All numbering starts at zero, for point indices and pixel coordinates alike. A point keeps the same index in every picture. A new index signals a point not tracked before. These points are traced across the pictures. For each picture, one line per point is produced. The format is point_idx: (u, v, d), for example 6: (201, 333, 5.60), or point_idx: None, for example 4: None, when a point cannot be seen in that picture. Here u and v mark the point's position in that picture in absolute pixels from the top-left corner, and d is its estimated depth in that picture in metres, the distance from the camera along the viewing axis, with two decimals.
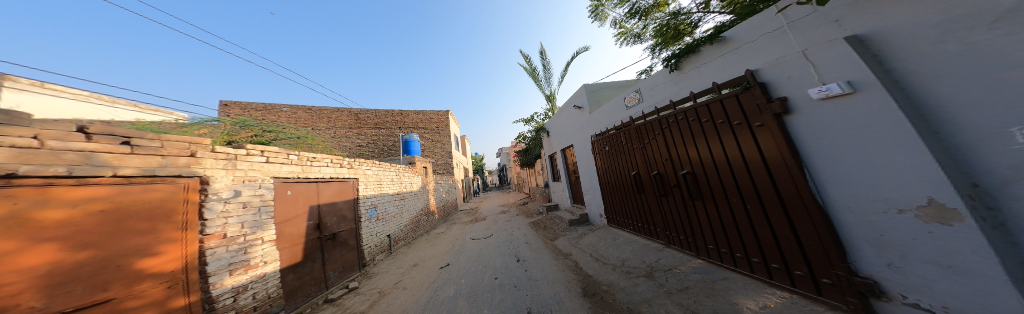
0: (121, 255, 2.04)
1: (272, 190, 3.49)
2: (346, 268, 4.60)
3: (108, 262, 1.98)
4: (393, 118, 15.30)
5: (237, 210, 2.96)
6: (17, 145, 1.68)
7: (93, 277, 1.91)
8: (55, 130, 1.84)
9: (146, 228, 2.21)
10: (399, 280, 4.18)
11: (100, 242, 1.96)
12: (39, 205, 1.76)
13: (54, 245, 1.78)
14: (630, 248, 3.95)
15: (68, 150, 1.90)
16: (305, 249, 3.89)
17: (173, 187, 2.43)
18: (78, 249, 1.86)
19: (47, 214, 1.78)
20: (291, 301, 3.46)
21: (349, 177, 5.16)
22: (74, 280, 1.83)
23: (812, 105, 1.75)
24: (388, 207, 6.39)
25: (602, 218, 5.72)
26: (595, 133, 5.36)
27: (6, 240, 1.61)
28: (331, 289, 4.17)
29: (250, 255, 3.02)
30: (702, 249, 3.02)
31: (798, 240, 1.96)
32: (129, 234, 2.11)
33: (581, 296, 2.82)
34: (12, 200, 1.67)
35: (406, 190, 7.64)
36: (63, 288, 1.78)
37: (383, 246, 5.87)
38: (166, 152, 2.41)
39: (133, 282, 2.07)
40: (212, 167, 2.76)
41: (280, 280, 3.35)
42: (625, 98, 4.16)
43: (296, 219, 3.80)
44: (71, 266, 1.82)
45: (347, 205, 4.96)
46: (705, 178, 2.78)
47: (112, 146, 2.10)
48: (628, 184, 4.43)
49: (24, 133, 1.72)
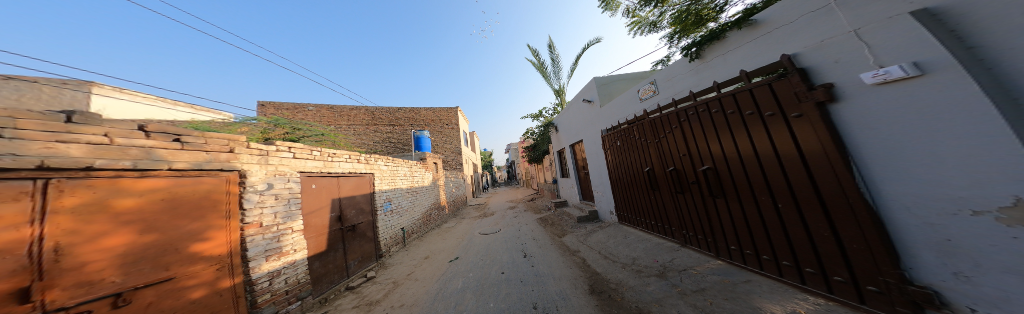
0: (178, 239, 2.31)
1: (299, 184, 3.75)
2: (364, 258, 4.89)
3: (169, 245, 2.25)
4: (406, 116, 15.77)
5: (269, 202, 3.22)
6: (93, 142, 1.93)
7: (157, 257, 2.18)
8: (120, 128, 2.09)
9: (196, 215, 2.48)
10: (412, 272, 4.38)
11: (161, 226, 2.23)
12: (116, 193, 2.02)
13: (128, 229, 2.04)
14: (642, 246, 3.85)
15: (132, 146, 2.14)
16: (329, 239, 4.18)
17: (217, 179, 2.70)
18: (146, 232, 2.13)
19: (120, 201, 2.03)
20: (318, 287, 3.76)
21: (366, 172, 5.42)
22: (142, 260, 2.09)
23: (861, 93, 1.57)
24: (402, 201, 6.64)
25: (613, 215, 5.59)
26: (606, 128, 5.21)
27: (91, 224, 1.89)
28: (351, 277, 4.46)
29: (283, 243, 3.30)
30: (722, 250, 2.87)
31: (839, 243, 1.80)
32: (184, 221, 2.39)
33: (589, 293, 2.80)
34: (92, 189, 1.92)
35: (418, 185, 7.90)
36: (136, 266, 2.05)
37: (397, 238, 6.15)
38: (209, 149, 2.68)
39: (189, 263, 2.35)
40: (247, 162, 3.03)
41: (308, 267, 3.62)
42: (639, 91, 3.99)
43: (319, 211, 4.07)
44: (140, 247, 2.09)
45: (365, 198, 5.23)
46: (728, 175, 2.63)
47: (167, 143, 2.37)
48: (639, 181, 4.32)
49: (96, 131, 1.96)
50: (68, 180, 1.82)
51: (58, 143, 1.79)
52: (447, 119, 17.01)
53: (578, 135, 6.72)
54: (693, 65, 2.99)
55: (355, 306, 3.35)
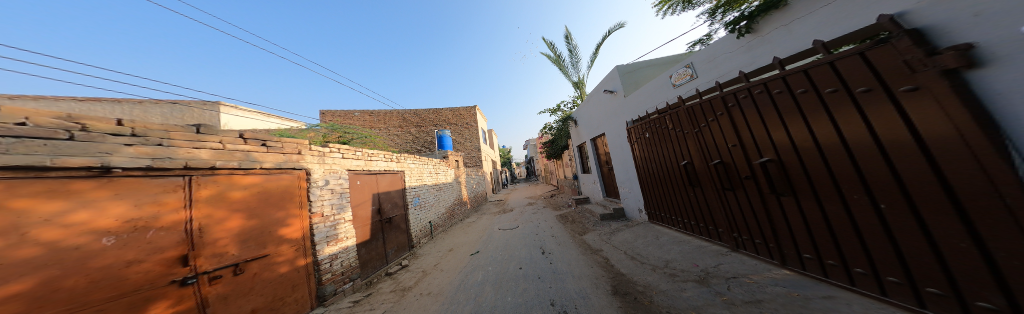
0: (269, 224, 2.93)
1: (347, 180, 4.27)
2: (398, 247, 5.38)
3: (264, 228, 2.88)
4: (430, 117, 16.71)
5: (328, 196, 3.77)
6: (214, 148, 2.59)
7: (259, 238, 2.82)
8: (229, 137, 2.73)
9: (281, 205, 3.10)
10: (438, 262, 4.71)
11: (259, 213, 2.86)
12: (230, 187, 2.66)
13: (238, 215, 2.68)
14: (678, 248, 3.49)
15: (237, 150, 2.78)
16: (372, 229, 4.70)
17: (292, 176, 3.29)
18: (250, 217, 2.78)
19: (233, 193, 2.67)
20: (365, 270, 4.29)
21: (398, 170, 5.92)
22: (250, 239, 2.74)
23: (1013, 54, 1.02)
24: (428, 196, 7.13)
25: (643, 213, 5.16)
26: (632, 119, 4.80)
27: (218, 210, 2.53)
28: (390, 263, 4.98)
29: (338, 231, 3.83)
30: (794, 258, 2.36)
31: (983, 259, 1.24)
32: (274, 210, 3.01)
33: (613, 294, 2.65)
34: (217, 183, 2.55)
35: (442, 181, 8.37)
36: (246, 243, 2.70)
37: (426, 231, 6.64)
38: (285, 151, 3.28)
39: (278, 243, 2.98)
40: (311, 162, 3.60)
41: (357, 253, 4.13)
42: (673, 76, 3.61)
43: (364, 204, 4.59)
44: (246, 229, 2.73)
45: (398, 193, 5.74)
46: (800, 168, 2.10)
47: (258, 147, 2.99)
48: (673, 177, 3.95)
49: (215, 139, 2.62)
50: (203, 176, 2.47)
51: (196, 149, 2.45)
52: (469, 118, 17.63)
53: (600, 128, 6.31)
54: (744, 41, 2.61)
55: (392, 291, 3.74)
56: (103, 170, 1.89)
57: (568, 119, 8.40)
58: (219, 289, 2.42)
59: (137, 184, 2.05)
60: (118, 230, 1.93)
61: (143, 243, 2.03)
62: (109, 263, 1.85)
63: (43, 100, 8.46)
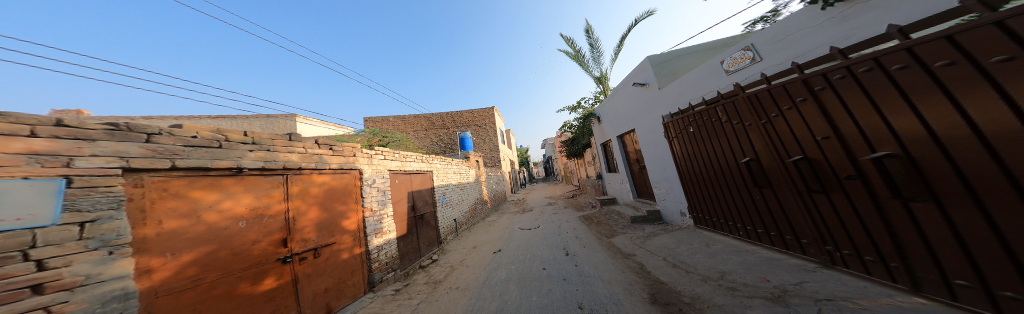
0: (336, 216, 3.47)
1: (389, 179, 4.77)
2: (428, 242, 5.76)
3: (332, 219, 3.41)
4: (454, 119, 17.53)
5: (375, 193, 4.25)
6: (302, 152, 3.15)
7: (329, 227, 3.36)
8: (311, 143, 3.29)
9: (344, 200, 3.64)
10: (464, 259, 4.92)
11: (329, 206, 3.41)
12: (310, 184, 3.22)
13: (317, 207, 3.24)
14: (738, 259, 2.96)
15: (316, 153, 3.34)
16: (408, 224, 5.14)
17: (349, 175, 3.83)
18: (324, 210, 3.33)
19: (313, 189, 3.23)
20: (403, 261, 4.71)
21: (428, 170, 6.37)
22: (324, 228, 3.28)
23: None
24: (453, 195, 7.51)
25: (687, 217, 4.59)
26: (670, 112, 4.30)
27: (303, 202, 3.09)
28: (422, 257, 5.37)
29: (382, 225, 4.28)
30: (937, 283, 1.61)
31: None
32: (339, 204, 3.55)
33: (650, 303, 2.41)
34: (302, 180, 3.12)
35: (466, 181, 8.73)
36: (322, 231, 3.24)
37: (452, 228, 7.01)
38: (346, 154, 3.81)
39: (341, 233, 3.50)
40: (363, 165, 4.12)
41: (396, 246, 4.56)
42: (726, 61, 3.17)
43: (401, 201, 5.06)
44: (322, 219, 3.28)
45: (428, 192, 6.18)
46: (948, 161, 1.40)
47: (328, 151, 3.52)
48: (726, 176, 3.46)
49: (302, 145, 3.19)
50: (295, 175, 3.04)
51: (291, 153, 3.01)
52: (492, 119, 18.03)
53: (628, 124, 5.80)
54: (831, 13, 2.16)
55: (426, 283, 4.03)
56: (237, 170, 2.48)
57: (591, 117, 7.93)
58: (308, 267, 3.01)
59: (256, 181, 2.64)
60: (246, 217, 2.52)
61: (260, 227, 2.61)
62: (240, 242, 2.44)
63: (182, 118, 11.38)
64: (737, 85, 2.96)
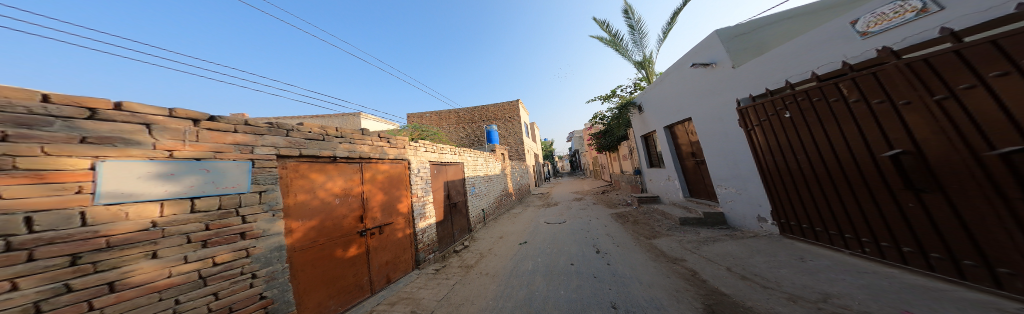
0: (394, 200, 4.02)
1: (429, 169, 5.21)
2: (460, 230, 6.16)
3: (391, 202, 3.96)
4: (482, 113, 17.90)
5: (419, 181, 4.70)
6: (373, 144, 3.74)
7: (390, 208, 3.92)
8: (378, 136, 3.85)
9: (399, 185, 4.18)
10: (492, 247, 5.14)
11: (390, 191, 3.95)
12: (377, 171, 3.77)
13: (382, 191, 3.80)
14: (841, 277, 2.26)
15: (382, 145, 3.90)
16: (444, 211, 5.56)
17: (401, 164, 4.34)
18: (387, 193, 3.89)
19: (379, 175, 3.79)
20: (440, 244, 5.15)
21: (459, 162, 6.73)
22: (387, 209, 3.85)
23: None
24: (481, 186, 7.82)
25: (767, 223, 3.80)
26: (752, 94, 3.53)
27: (374, 186, 3.66)
28: (455, 242, 5.79)
29: (425, 210, 4.73)
30: None
31: None
32: (396, 189, 4.10)
33: (705, 313, 2.09)
34: (371, 167, 3.68)
35: (492, 173, 8.95)
36: (385, 212, 3.81)
37: (480, 217, 7.34)
38: (399, 146, 4.31)
39: (397, 214, 4.04)
40: (410, 156, 4.60)
41: (435, 231, 4.98)
42: (863, 20, 2.34)
43: (438, 190, 5.49)
44: (386, 201, 3.85)
45: (459, 182, 6.55)
46: None
47: (388, 143, 4.05)
48: (833, 173, 2.71)
49: (373, 138, 3.75)
50: (367, 162, 3.61)
51: (365, 145, 3.60)
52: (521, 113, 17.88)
53: (684, 112, 5.00)
54: None
55: (459, 266, 4.35)
56: (333, 158, 3.13)
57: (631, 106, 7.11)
58: (377, 242, 3.57)
59: (343, 166, 3.24)
60: (338, 196, 3.14)
61: (347, 205, 3.23)
62: (335, 216, 3.06)
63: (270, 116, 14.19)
64: (884, 48, 2.11)
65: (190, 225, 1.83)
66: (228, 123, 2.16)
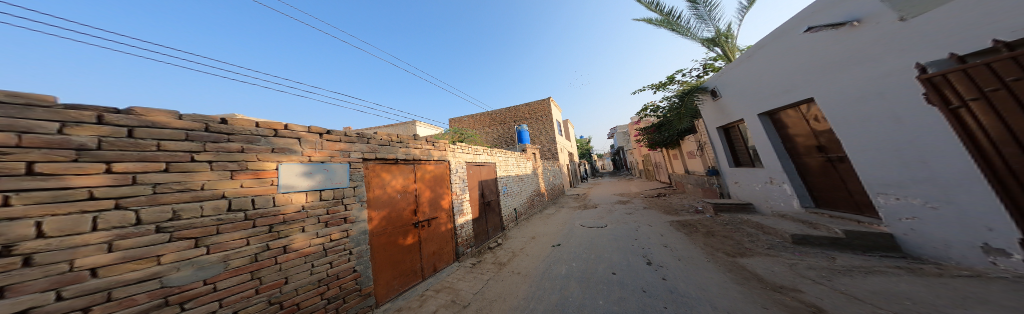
0: (439, 196, 4.41)
1: (467, 169, 5.52)
2: (493, 228, 6.30)
3: (437, 199, 4.34)
4: (512, 113, 17.91)
5: (458, 180, 5.02)
6: (424, 148, 4.22)
7: (436, 204, 4.30)
8: (427, 140, 4.31)
9: (442, 183, 4.56)
10: (524, 247, 5.12)
11: (436, 189, 4.35)
12: (426, 170, 4.20)
13: (430, 188, 4.22)
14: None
15: (430, 148, 4.36)
16: (479, 209, 5.80)
17: (444, 163, 4.72)
18: (434, 191, 4.30)
19: (427, 174, 4.21)
20: (476, 240, 5.39)
21: (492, 162, 6.89)
22: (434, 205, 4.24)
23: None
24: (513, 186, 7.87)
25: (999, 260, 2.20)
26: (954, 55, 2.16)
27: (424, 184, 4.09)
28: (490, 239, 5.96)
29: (463, 207, 5.03)
30: None
31: None
32: (440, 186, 4.48)
33: None
34: (422, 167, 4.12)
35: (524, 173, 8.90)
36: (433, 207, 4.21)
37: (512, 216, 7.41)
38: (442, 148, 4.69)
39: (441, 210, 4.41)
40: (450, 157, 4.92)
41: (471, 227, 5.23)
42: None
43: (475, 189, 5.75)
44: (433, 198, 4.25)
45: (492, 182, 6.71)
46: None
47: (433, 146, 4.46)
48: None
49: (423, 142, 4.21)
50: (418, 163, 4.06)
51: (418, 148, 4.08)
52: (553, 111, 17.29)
53: (803, 91, 3.66)
54: None
55: (492, 262, 4.47)
56: (396, 160, 3.64)
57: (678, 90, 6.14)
58: (427, 233, 3.97)
59: (402, 167, 3.73)
60: (399, 192, 3.63)
61: (406, 200, 3.70)
62: (397, 209, 3.53)
63: None
64: None
65: (319, 210, 2.61)
66: (335, 135, 2.90)
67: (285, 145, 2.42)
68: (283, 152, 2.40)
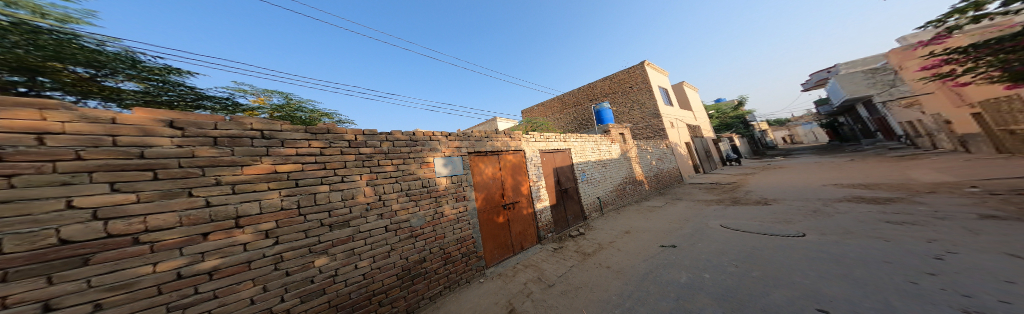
0: (519, 182, 4.72)
1: (541, 157, 5.50)
2: (574, 216, 5.97)
3: (517, 185, 4.66)
4: (586, 93, 15.41)
5: (532, 168, 5.15)
6: (506, 140, 4.69)
7: (517, 190, 4.62)
8: (507, 133, 4.79)
9: (521, 170, 4.84)
10: (614, 240, 4.48)
11: (515, 175, 4.68)
12: (506, 159, 4.57)
13: (511, 175, 4.58)
14: None
15: (510, 140, 4.79)
16: (557, 195, 5.61)
17: (519, 152, 4.94)
18: (515, 177, 4.65)
19: (508, 162, 4.59)
20: (557, 227, 5.35)
21: (566, 148, 6.32)
22: (516, 190, 4.59)
23: None
24: (594, 173, 6.94)
25: None
26: None
27: (505, 171, 4.48)
28: (571, 227, 5.70)
29: (540, 193, 5.10)
30: None
31: None
32: (519, 173, 4.79)
33: None
34: (503, 156, 4.52)
35: (607, 157, 7.57)
36: (516, 192, 4.58)
37: (596, 206, 6.63)
38: (516, 138, 4.96)
39: (522, 195, 4.71)
40: (525, 146, 5.12)
41: (550, 213, 5.21)
42: None
43: (550, 176, 5.59)
44: (514, 184, 4.61)
45: (568, 169, 6.24)
46: None
47: (511, 137, 4.86)
48: None
49: (503, 135, 4.68)
50: (500, 153, 4.48)
51: (501, 140, 4.57)
52: (646, 79, 13.44)
53: None
54: None
55: (575, 251, 4.23)
56: (484, 152, 4.20)
57: None
58: (513, 214, 4.37)
59: (489, 157, 4.23)
60: (490, 178, 4.16)
61: (495, 185, 4.20)
62: (490, 193, 4.07)
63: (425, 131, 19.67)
64: None
65: (450, 191, 3.47)
66: (455, 136, 3.79)
67: (432, 146, 3.45)
68: (434, 150, 3.46)
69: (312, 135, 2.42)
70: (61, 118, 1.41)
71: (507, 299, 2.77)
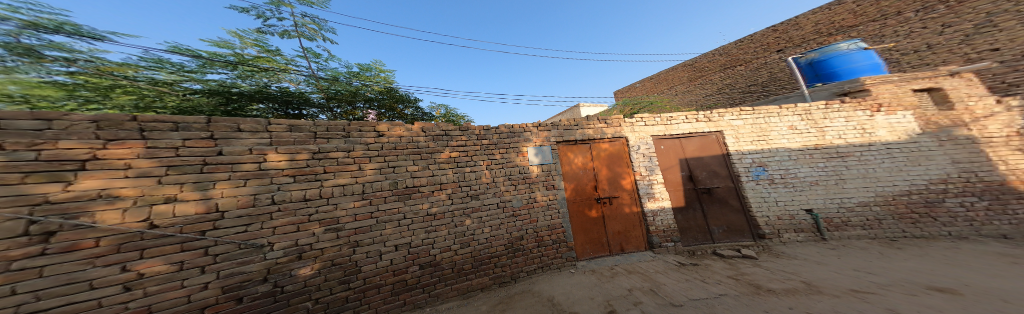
0: (618, 175, 3.51)
1: (657, 144, 3.70)
2: (731, 231, 3.44)
3: (615, 178, 3.50)
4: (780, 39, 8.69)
5: (639, 158, 3.58)
6: (607, 127, 3.67)
7: (614, 183, 3.47)
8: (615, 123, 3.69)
9: (620, 160, 3.58)
10: (861, 286, 1.94)
11: (612, 166, 3.54)
12: (596, 146, 3.59)
13: (604, 165, 3.53)
14: None
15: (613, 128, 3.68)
16: (684, 196, 3.55)
17: (619, 139, 3.67)
18: (611, 168, 3.52)
19: (601, 150, 3.58)
20: (686, 238, 3.40)
21: (710, 130, 3.79)
22: (612, 183, 3.47)
23: None
24: (790, 166, 3.58)
25: None
26: None
27: (595, 161, 3.53)
28: (718, 244, 3.37)
29: (654, 190, 3.47)
30: None
31: None
32: (619, 164, 3.56)
33: None
34: (591, 144, 3.59)
35: (829, 139, 3.71)
36: (613, 187, 3.46)
37: (795, 222, 3.40)
38: (614, 123, 3.71)
39: (623, 190, 3.47)
40: (628, 133, 3.70)
41: (674, 218, 3.43)
42: None
43: (673, 169, 3.63)
44: (611, 176, 3.49)
45: (717, 161, 3.67)
46: None
47: (619, 122, 3.72)
48: None
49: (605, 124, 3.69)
50: (590, 142, 3.60)
51: (599, 129, 3.65)
52: None
53: None
54: None
55: (732, 276, 2.36)
56: (571, 140, 3.57)
57: None
58: (609, 210, 3.37)
59: (575, 147, 3.56)
60: (576, 168, 3.48)
61: (581, 174, 3.45)
62: (576, 183, 3.42)
63: None
64: None
65: (541, 179, 3.31)
66: (544, 126, 3.54)
67: (526, 136, 3.43)
68: (528, 140, 3.42)
69: (461, 132, 3.17)
70: (402, 130, 2.93)
71: (604, 298, 2.08)
